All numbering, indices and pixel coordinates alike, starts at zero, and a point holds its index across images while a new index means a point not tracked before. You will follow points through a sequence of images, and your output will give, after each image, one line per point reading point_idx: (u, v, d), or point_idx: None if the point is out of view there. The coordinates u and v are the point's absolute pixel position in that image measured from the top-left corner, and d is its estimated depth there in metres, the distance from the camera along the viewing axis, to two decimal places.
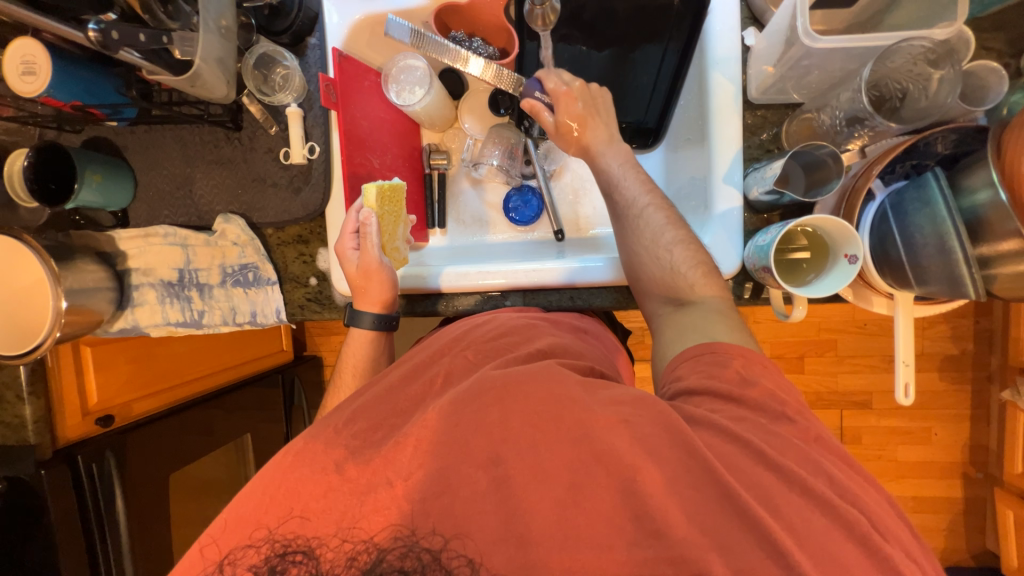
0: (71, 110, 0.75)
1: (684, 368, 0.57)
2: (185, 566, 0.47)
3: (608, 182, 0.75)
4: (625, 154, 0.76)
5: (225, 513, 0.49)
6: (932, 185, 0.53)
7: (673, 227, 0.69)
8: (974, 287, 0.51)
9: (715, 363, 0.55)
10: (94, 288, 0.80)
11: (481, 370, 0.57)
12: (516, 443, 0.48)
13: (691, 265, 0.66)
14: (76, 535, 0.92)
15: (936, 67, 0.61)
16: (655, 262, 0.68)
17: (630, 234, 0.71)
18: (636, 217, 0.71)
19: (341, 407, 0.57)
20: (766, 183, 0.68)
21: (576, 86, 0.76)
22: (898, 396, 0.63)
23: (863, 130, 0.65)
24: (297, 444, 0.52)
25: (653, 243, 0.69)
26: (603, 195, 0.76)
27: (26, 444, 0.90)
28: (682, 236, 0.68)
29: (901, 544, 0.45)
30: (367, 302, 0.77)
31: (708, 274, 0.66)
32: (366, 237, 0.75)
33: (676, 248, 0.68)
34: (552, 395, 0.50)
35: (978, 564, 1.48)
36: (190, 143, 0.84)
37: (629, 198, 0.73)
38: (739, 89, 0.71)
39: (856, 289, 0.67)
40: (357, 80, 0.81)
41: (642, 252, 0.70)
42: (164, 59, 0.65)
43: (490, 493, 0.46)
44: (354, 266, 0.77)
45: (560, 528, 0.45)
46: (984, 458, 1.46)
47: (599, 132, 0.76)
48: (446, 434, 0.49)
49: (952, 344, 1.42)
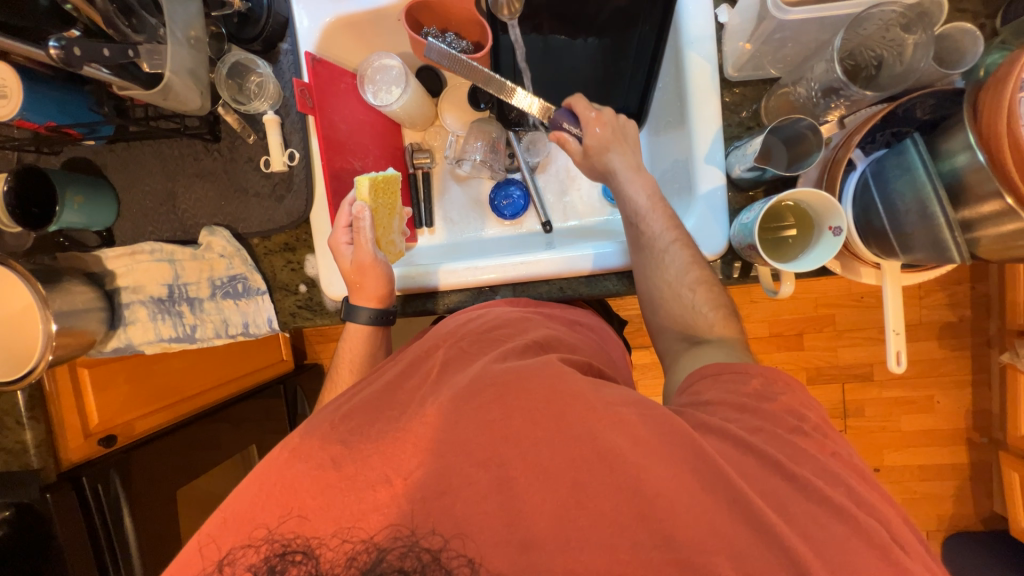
0: (47, 131, 0.74)
1: (703, 385, 0.56)
2: (185, 566, 0.46)
3: (632, 210, 0.72)
4: (649, 183, 0.73)
5: (222, 513, 0.48)
6: (911, 151, 0.53)
7: (698, 266, 0.68)
8: (958, 251, 0.51)
9: (734, 380, 0.55)
10: (84, 309, 0.80)
11: (479, 362, 0.57)
12: (515, 441, 0.48)
13: (710, 308, 0.66)
14: (85, 555, 0.92)
15: (909, 33, 0.60)
16: (676, 301, 0.67)
17: (652, 269, 0.69)
18: (661, 252, 0.68)
19: (337, 404, 0.57)
20: (747, 159, 0.67)
21: (607, 115, 0.77)
22: (890, 364, 0.62)
23: (839, 100, 0.65)
24: (293, 441, 0.51)
25: (676, 281, 0.67)
26: (627, 223, 0.72)
27: (29, 469, 0.89)
28: (706, 277, 0.67)
29: (897, 530, 0.45)
30: (365, 297, 0.77)
31: (728, 317, 0.66)
32: (359, 237, 0.75)
33: (699, 288, 0.66)
34: (551, 390, 0.50)
35: (987, 528, 1.49)
36: (170, 157, 0.83)
37: (656, 231, 0.70)
38: (715, 67, 0.71)
39: (844, 262, 0.67)
40: (333, 83, 0.81)
41: (666, 289, 0.68)
42: (132, 73, 0.64)
43: (492, 493, 0.46)
44: (348, 262, 0.76)
45: (562, 521, 0.45)
46: (986, 423, 1.46)
47: (623, 157, 0.75)
48: (446, 433, 0.49)
49: (950, 311, 1.42)
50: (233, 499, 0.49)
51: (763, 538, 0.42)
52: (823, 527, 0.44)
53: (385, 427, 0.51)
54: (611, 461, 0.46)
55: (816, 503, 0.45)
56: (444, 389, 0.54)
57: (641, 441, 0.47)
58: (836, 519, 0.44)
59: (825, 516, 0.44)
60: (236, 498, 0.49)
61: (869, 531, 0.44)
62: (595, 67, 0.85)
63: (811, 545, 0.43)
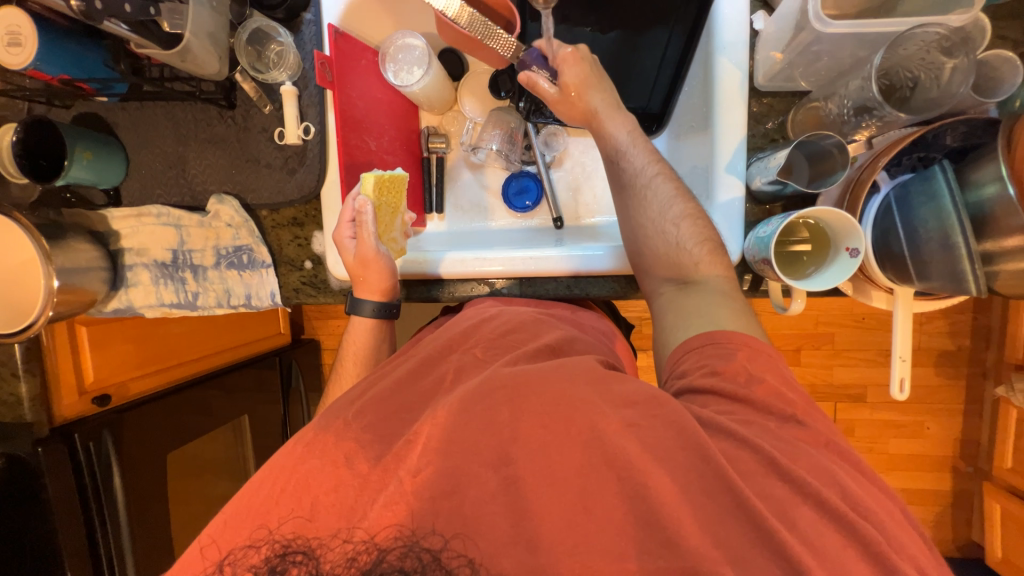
0: (60, 84, 0.73)
1: (688, 364, 0.56)
2: (187, 567, 0.47)
3: (614, 148, 0.73)
4: (631, 121, 0.74)
5: (228, 512, 0.49)
6: (938, 178, 0.53)
7: (682, 200, 0.67)
8: (976, 284, 0.51)
9: (719, 355, 0.54)
10: (87, 268, 0.79)
11: (492, 367, 0.58)
12: (527, 444, 0.48)
13: (696, 243, 0.64)
14: (76, 514, 0.93)
15: (949, 56, 0.58)
16: (660, 235, 0.66)
17: (634, 206, 0.69)
18: (642, 188, 0.69)
19: (350, 400, 0.58)
20: (769, 172, 0.66)
21: (580, 49, 0.74)
22: (892, 391, 0.62)
23: (871, 120, 0.63)
24: (308, 436, 0.53)
25: (659, 216, 0.67)
26: (609, 162, 0.73)
27: (22, 422, 0.90)
28: (690, 211, 0.66)
29: (911, 561, 0.44)
30: (368, 290, 0.76)
31: (714, 253, 0.64)
32: (364, 228, 0.73)
33: (683, 222, 0.66)
34: (565, 397, 0.50)
35: (963, 554, 1.51)
36: (182, 121, 0.82)
37: (636, 166, 0.70)
38: (746, 76, 0.69)
39: (855, 284, 0.67)
40: (353, 59, 0.79)
41: (647, 225, 0.67)
42: (152, 31, 0.64)
43: (503, 496, 0.46)
44: (351, 253, 0.76)
45: (573, 539, 0.44)
46: (974, 452, 1.47)
47: (606, 95, 0.74)
48: (456, 428, 0.49)
49: (948, 339, 1.42)
50: (241, 496, 0.50)
51: (773, 559, 0.42)
52: (838, 553, 0.43)
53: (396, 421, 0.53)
54: (622, 471, 0.46)
55: (832, 530, 0.44)
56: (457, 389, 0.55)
57: (653, 452, 0.47)
58: (850, 546, 0.43)
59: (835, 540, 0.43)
60: (245, 489, 0.50)
61: (879, 557, 0.43)
62: (623, 67, 0.84)
63: (825, 570, 0.42)
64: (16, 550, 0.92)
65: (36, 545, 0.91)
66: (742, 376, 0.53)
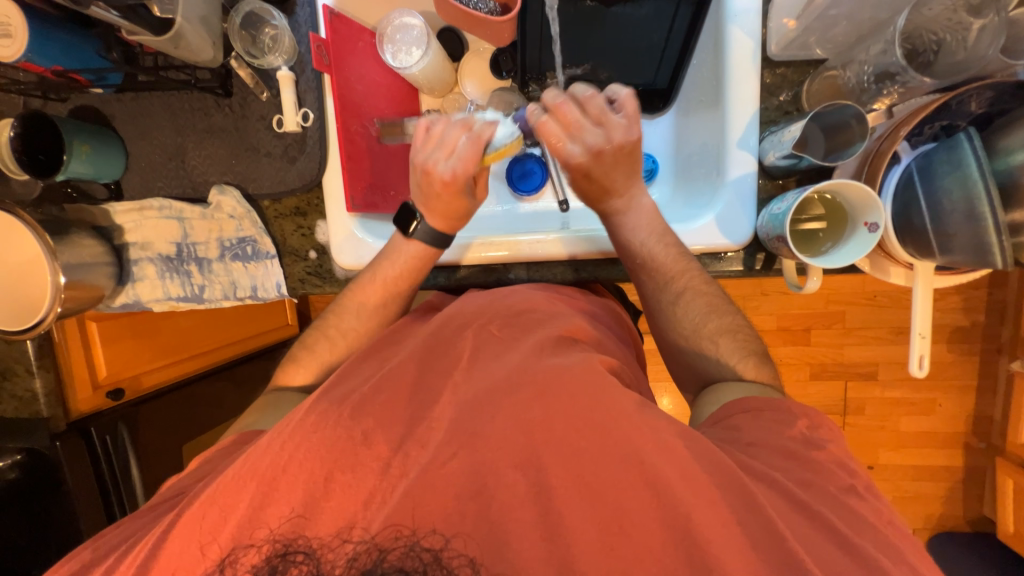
0: (54, 76, 0.73)
1: (743, 420, 0.55)
2: (187, 563, 0.46)
3: (635, 261, 0.70)
4: (648, 219, 0.70)
5: (214, 487, 0.48)
6: (965, 147, 0.50)
7: (716, 315, 0.66)
8: (1002, 256, 0.49)
9: (779, 421, 0.54)
10: (93, 263, 0.79)
11: (516, 352, 0.55)
12: (554, 448, 0.47)
13: (739, 358, 0.64)
14: (96, 505, 0.95)
15: (978, 15, 0.55)
16: (698, 353, 0.66)
17: (667, 321, 0.68)
18: (672, 304, 0.67)
19: (365, 375, 0.58)
20: (783, 147, 0.64)
21: (587, 160, 0.66)
22: (913, 369, 0.61)
23: (893, 86, 0.63)
24: (322, 407, 0.52)
25: (694, 333, 0.66)
26: (633, 269, 0.71)
27: (38, 417, 0.89)
28: (727, 326, 0.65)
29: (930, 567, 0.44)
30: (437, 218, 0.71)
31: (760, 365, 0.63)
32: (479, 180, 0.70)
33: (721, 338, 0.65)
34: (585, 393, 0.49)
35: (973, 529, 1.51)
36: (179, 111, 0.80)
37: (661, 280, 0.68)
38: (758, 45, 0.67)
39: (873, 260, 0.65)
40: (350, 41, 0.78)
41: (682, 339, 0.67)
42: (143, 17, 0.62)
43: (529, 496, 0.46)
44: (470, 208, 0.71)
45: (599, 541, 0.44)
46: (987, 429, 1.45)
47: (619, 199, 0.70)
48: (478, 426, 0.49)
49: (962, 315, 1.39)
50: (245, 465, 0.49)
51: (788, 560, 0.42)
52: (840, 550, 0.44)
53: (417, 412, 0.53)
54: (638, 464, 0.46)
55: (845, 547, 0.44)
56: (479, 373, 0.54)
57: (665, 442, 0.47)
58: (859, 549, 0.44)
59: (841, 541, 0.44)
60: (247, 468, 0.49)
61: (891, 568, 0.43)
62: (627, 44, 0.79)
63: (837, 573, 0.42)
64: (38, 536, 0.94)
65: (57, 530, 0.94)
66: (796, 434, 0.53)
